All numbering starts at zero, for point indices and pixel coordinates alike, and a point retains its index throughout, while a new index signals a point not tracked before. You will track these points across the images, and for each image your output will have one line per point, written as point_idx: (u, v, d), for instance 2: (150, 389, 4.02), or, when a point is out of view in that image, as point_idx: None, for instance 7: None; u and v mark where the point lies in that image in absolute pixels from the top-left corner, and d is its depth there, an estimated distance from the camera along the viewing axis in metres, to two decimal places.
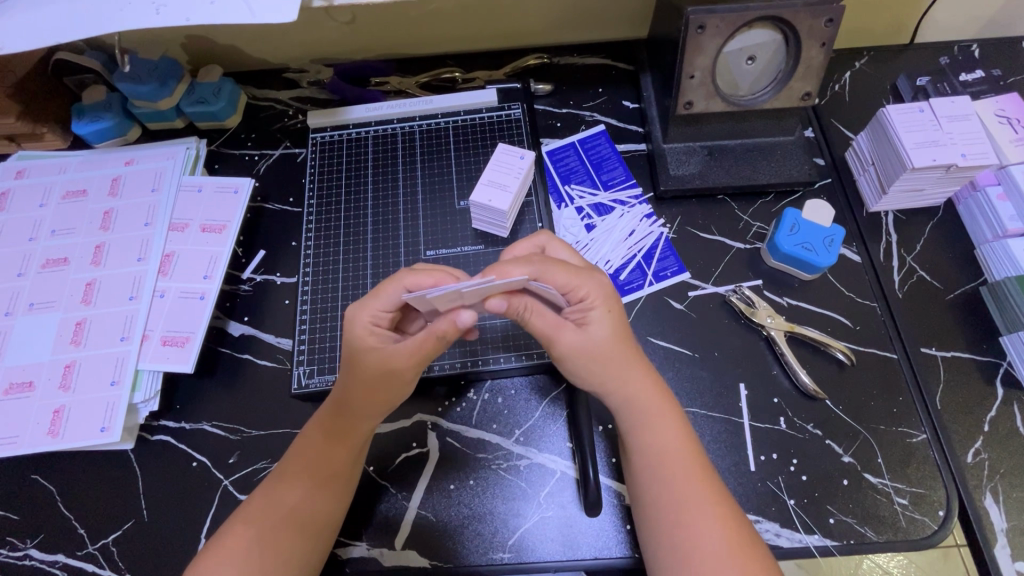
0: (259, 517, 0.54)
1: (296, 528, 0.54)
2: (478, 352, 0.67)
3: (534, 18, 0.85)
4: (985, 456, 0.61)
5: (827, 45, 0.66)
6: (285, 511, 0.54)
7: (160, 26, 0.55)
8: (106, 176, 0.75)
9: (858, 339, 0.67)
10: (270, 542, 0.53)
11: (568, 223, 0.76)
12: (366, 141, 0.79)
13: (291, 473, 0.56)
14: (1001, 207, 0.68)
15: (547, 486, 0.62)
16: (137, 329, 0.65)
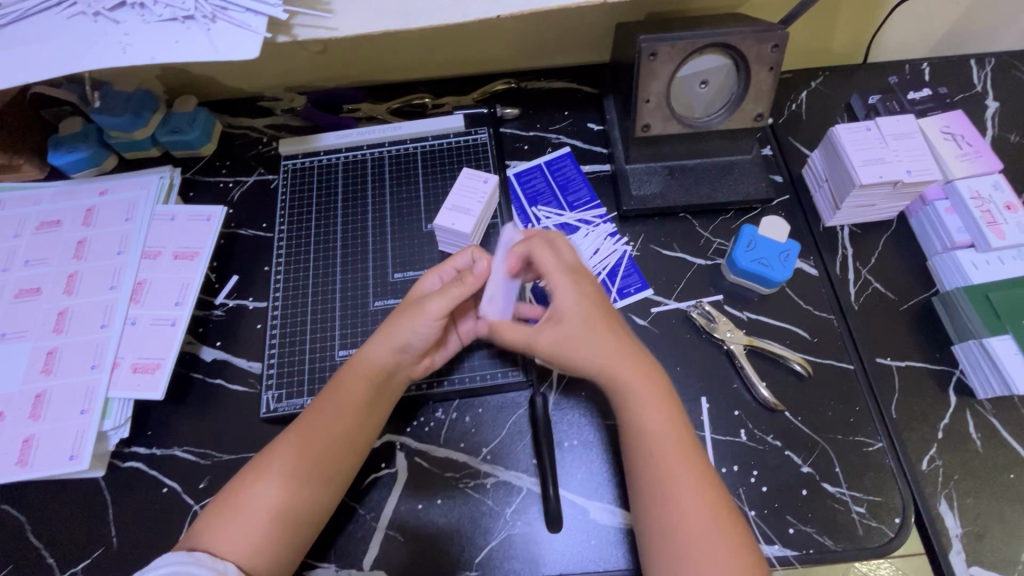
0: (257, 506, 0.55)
1: (300, 520, 0.56)
2: (446, 372, 0.68)
3: (500, 45, 0.88)
4: (939, 463, 0.63)
5: (775, 69, 0.69)
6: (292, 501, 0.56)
7: (126, 65, 0.57)
8: (80, 206, 0.77)
9: (816, 351, 0.69)
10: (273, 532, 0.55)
11: None
12: (337, 167, 0.81)
13: (286, 463, 0.57)
14: (949, 220, 0.71)
15: (514, 503, 0.63)
16: (108, 357, 0.66)
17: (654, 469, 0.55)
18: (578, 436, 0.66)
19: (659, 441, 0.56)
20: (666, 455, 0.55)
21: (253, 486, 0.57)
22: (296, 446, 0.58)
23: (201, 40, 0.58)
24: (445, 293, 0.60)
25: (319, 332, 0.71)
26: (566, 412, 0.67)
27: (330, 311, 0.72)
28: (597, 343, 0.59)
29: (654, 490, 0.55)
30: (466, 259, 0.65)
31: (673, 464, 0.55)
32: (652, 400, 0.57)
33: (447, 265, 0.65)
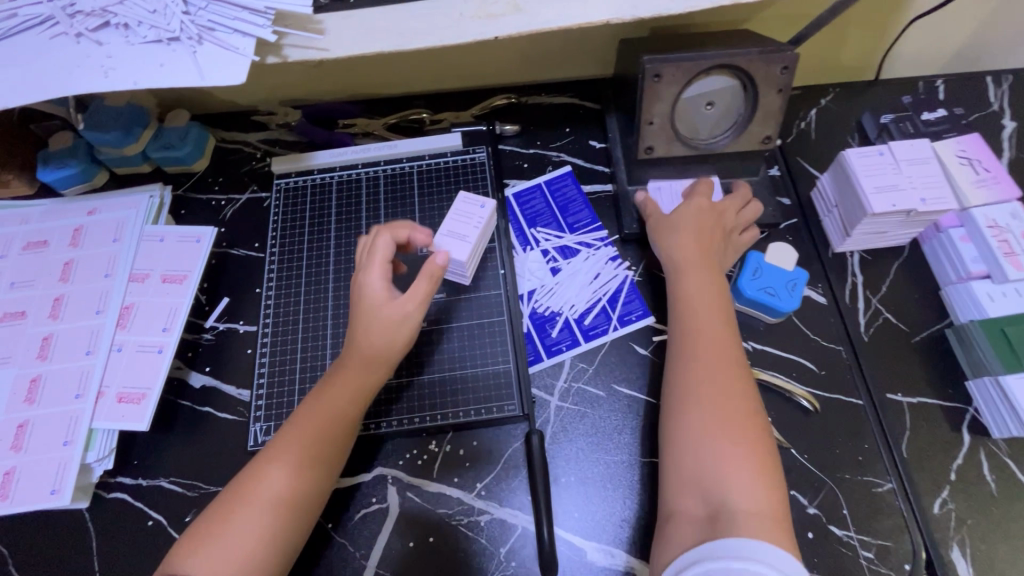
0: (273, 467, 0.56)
1: (299, 510, 0.56)
2: (385, 411, 0.66)
3: (500, 60, 0.86)
4: (952, 506, 0.60)
5: (784, 91, 0.66)
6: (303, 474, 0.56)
7: (107, 90, 0.55)
8: (68, 226, 0.75)
9: (823, 385, 0.67)
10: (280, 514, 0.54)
11: (533, 266, 0.75)
12: (331, 186, 0.79)
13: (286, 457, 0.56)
14: (964, 249, 0.68)
15: (508, 542, 0.61)
16: (93, 385, 0.65)
17: (692, 358, 0.59)
18: (576, 472, 0.64)
19: (704, 328, 0.60)
20: (709, 345, 0.59)
21: (266, 462, 0.56)
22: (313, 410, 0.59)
23: (186, 62, 0.56)
24: (419, 297, 0.60)
25: (310, 360, 0.69)
26: (563, 447, 0.65)
27: (322, 337, 0.70)
28: (678, 234, 0.68)
29: (689, 375, 0.58)
30: (387, 244, 0.63)
31: (706, 355, 0.58)
32: (701, 295, 0.63)
33: (377, 258, 0.62)
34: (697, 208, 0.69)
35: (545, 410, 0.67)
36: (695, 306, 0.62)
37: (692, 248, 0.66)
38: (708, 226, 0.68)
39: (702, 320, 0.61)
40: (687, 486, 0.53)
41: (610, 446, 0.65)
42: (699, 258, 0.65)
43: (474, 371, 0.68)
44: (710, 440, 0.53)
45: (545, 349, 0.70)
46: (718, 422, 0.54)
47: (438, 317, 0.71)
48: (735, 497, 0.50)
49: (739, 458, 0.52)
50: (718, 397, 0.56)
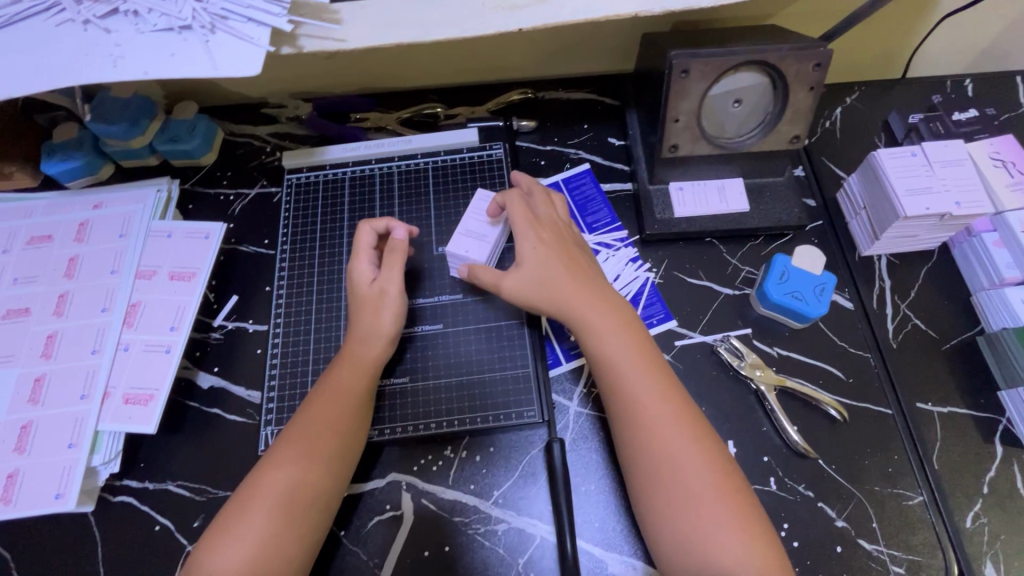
0: (299, 451, 0.56)
1: (324, 497, 0.56)
2: (378, 419, 0.64)
3: (517, 54, 0.83)
4: (985, 520, 0.59)
5: (816, 88, 0.64)
6: (327, 458, 0.56)
7: (116, 80, 0.53)
8: (73, 221, 0.73)
9: (850, 392, 0.65)
10: (303, 500, 0.54)
11: None
12: (343, 182, 0.77)
13: (293, 451, 0.56)
14: (997, 254, 0.66)
15: (526, 553, 0.59)
16: (98, 386, 0.63)
17: (636, 420, 0.56)
18: (596, 481, 0.62)
19: (636, 388, 0.57)
20: (643, 405, 0.56)
21: (293, 443, 0.57)
22: (335, 393, 0.59)
23: (199, 52, 0.54)
24: (398, 259, 0.65)
25: (322, 361, 0.67)
26: (582, 455, 0.63)
27: (334, 338, 0.68)
28: (554, 281, 0.62)
29: (638, 444, 0.55)
30: (368, 235, 0.67)
31: (652, 412, 0.55)
32: (623, 344, 0.59)
33: (363, 250, 0.66)
34: (537, 226, 0.65)
35: (565, 415, 0.65)
36: (617, 359, 0.58)
37: (578, 290, 0.61)
38: (563, 253, 0.63)
39: (628, 374, 0.57)
40: (670, 556, 0.52)
41: None
42: (597, 301, 0.61)
43: (488, 375, 0.66)
44: (678, 510, 0.52)
45: (564, 353, 0.68)
46: (683, 484, 0.53)
47: (454, 319, 0.69)
48: (720, 556, 0.50)
49: (709, 515, 0.51)
50: (670, 461, 0.53)
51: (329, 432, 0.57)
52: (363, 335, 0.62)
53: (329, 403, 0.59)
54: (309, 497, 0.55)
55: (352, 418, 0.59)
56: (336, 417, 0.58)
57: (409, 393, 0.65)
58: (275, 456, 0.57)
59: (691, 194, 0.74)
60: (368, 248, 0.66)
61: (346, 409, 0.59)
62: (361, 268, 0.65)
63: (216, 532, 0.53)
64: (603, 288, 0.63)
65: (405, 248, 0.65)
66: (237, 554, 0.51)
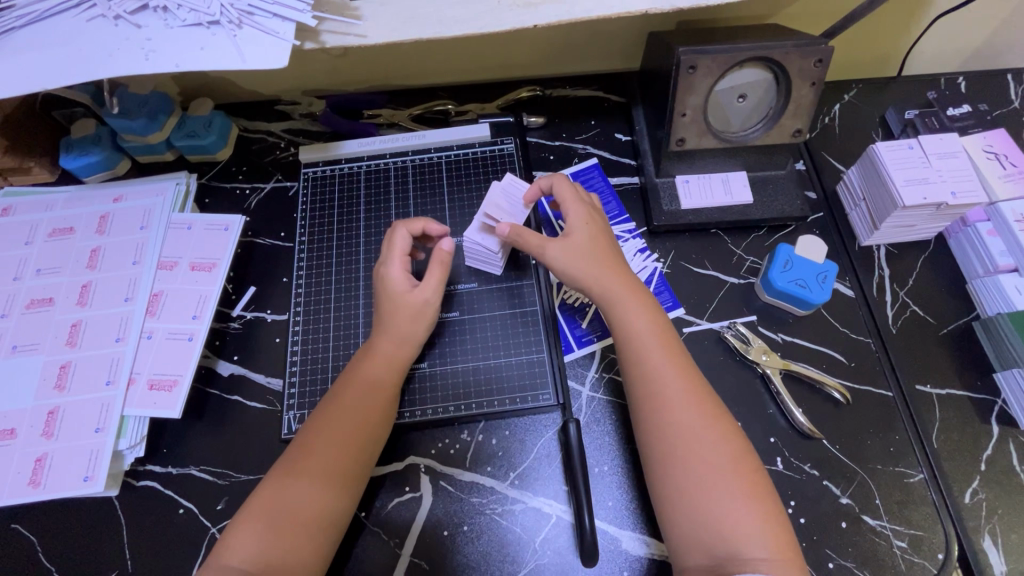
0: (324, 449, 0.57)
1: (339, 509, 0.56)
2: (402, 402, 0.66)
3: (526, 52, 0.86)
4: (983, 497, 0.61)
5: (817, 84, 0.67)
6: (353, 459, 0.57)
7: (149, 73, 0.54)
8: (94, 213, 0.74)
9: (853, 376, 0.67)
10: (324, 501, 0.55)
11: None
12: (358, 176, 0.79)
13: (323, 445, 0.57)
14: (991, 243, 0.69)
15: (543, 531, 0.61)
16: (123, 373, 0.64)
17: (661, 405, 0.57)
18: (609, 462, 0.64)
19: (659, 373, 0.58)
20: (666, 390, 0.57)
21: (317, 443, 0.57)
22: (362, 391, 0.61)
23: (227, 46, 0.56)
24: (436, 282, 0.65)
25: (342, 348, 0.69)
26: (596, 437, 0.65)
27: (352, 326, 0.70)
28: (591, 267, 0.64)
29: (660, 431, 0.56)
30: (404, 239, 0.67)
31: (675, 399, 0.57)
32: (648, 329, 0.61)
33: (398, 253, 0.66)
34: (583, 216, 0.66)
35: (578, 399, 0.67)
36: (644, 346, 0.60)
37: (611, 275, 0.63)
38: (603, 240, 0.66)
39: (654, 360, 0.59)
40: (690, 541, 0.52)
41: None
42: (625, 289, 0.63)
43: (505, 363, 0.68)
44: (701, 495, 0.53)
45: (577, 340, 0.70)
46: (704, 471, 0.53)
47: (473, 306, 0.71)
48: (742, 544, 0.50)
49: (735, 503, 0.52)
50: (693, 446, 0.55)
51: (355, 433, 0.58)
52: (396, 338, 0.64)
53: (360, 399, 0.60)
54: (332, 500, 0.55)
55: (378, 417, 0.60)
56: (364, 418, 0.59)
57: (429, 379, 0.67)
58: (295, 456, 0.57)
59: (697, 187, 0.76)
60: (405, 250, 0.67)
61: (374, 409, 0.60)
62: (392, 269, 0.66)
63: (230, 535, 0.53)
64: (632, 278, 0.65)
65: (450, 262, 0.66)
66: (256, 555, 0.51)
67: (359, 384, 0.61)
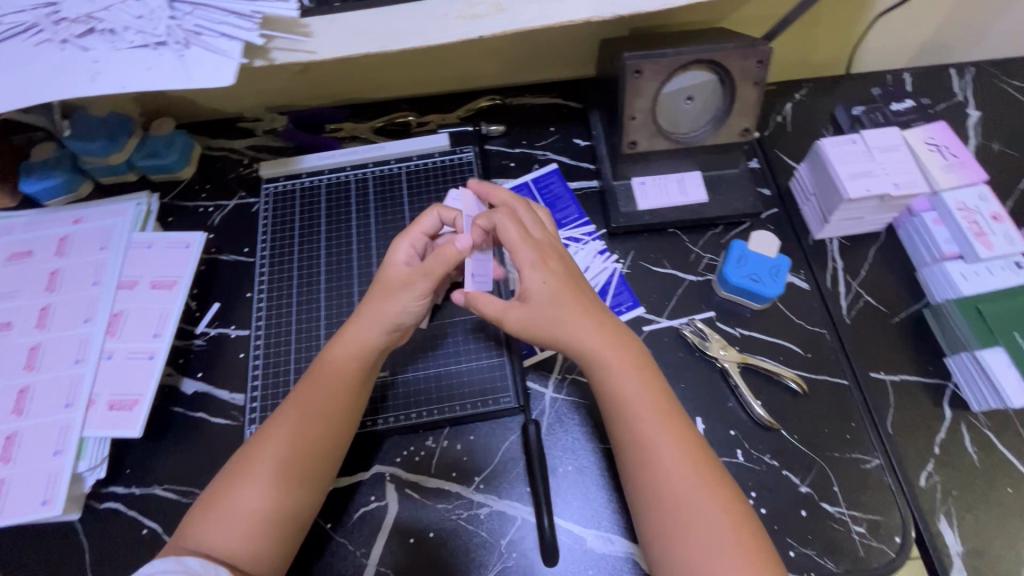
0: (294, 455, 0.56)
1: (304, 508, 0.56)
2: (379, 409, 0.66)
3: (484, 62, 0.87)
4: (938, 479, 0.62)
5: (760, 84, 0.69)
6: (318, 463, 0.57)
7: (96, 95, 0.55)
8: (53, 236, 0.74)
9: (809, 367, 0.69)
10: (293, 501, 0.55)
11: None
12: (320, 190, 0.79)
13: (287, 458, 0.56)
14: (936, 231, 0.71)
15: (508, 534, 0.61)
16: (83, 394, 0.64)
17: (642, 448, 0.54)
18: (573, 462, 0.65)
19: (640, 413, 0.56)
20: (651, 430, 0.55)
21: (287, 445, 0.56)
22: (335, 397, 0.59)
23: (174, 66, 0.56)
24: (432, 272, 0.60)
25: (304, 359, 0.69)
26: (558, 438, 0.66)
27: (314, 337, 0.70)
28: (560, 314, 0.58)
29: (641, 475, 0.54)
30: (432, 221, 0.65)
31: (654, 441, 0.54)
32: (626, 367, 0.57)
33: (415, 232, 0.64)
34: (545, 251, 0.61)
35: (541, 401, 0.68)
36: (639, 407, 0.56)
37: (584, 323, 0.58)
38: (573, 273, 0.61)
39: (636, 400, 0.56)
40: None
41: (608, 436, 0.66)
42: (603, 333, 0.58)
43: (472, 367, 0.69)
44: (678, 536, 0.51)
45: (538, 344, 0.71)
46: (689, 525, 0.51)
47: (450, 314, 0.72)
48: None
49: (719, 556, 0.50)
50: (672, 486, 0.53)
51: (326, 437, 0.57)
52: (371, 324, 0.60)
53: (334, 410, 0.58)
54: (299, 497, 0.56)
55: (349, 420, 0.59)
56: (336, 421, 0.58)
57: (403, 384, 0.68)
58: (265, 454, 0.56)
59: (653, 188, 0.78)
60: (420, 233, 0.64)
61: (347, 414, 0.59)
62: (397, 254, 0.63)
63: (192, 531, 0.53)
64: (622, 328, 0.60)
65: (455, 261, 0.59)
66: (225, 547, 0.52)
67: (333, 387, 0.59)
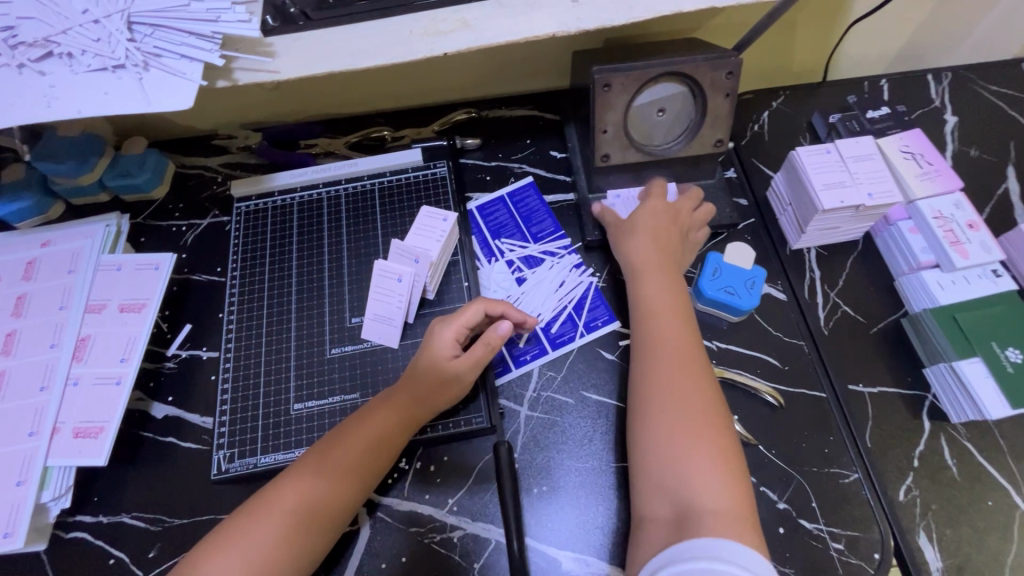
0: (348, 450, 0.58)
1: (346, 506, 0.57)
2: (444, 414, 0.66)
3: (458, 75, 0.87)
4: (917, 493, 0.61)
5: (731, 95, 0.68)
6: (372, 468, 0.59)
7: (52, 120, 0.54)
8: (21, 260, 0.73)
9: (787, 380, 0.68)
10: (335, 496, 0.57)
11: (498, 277, 0.75)
12: (292, 208, 0.79)
13: (314, 471, 0.57)
14: (912, 240, 0.70)
15: (482, 558, 0.60)
16: (47, 422, 0.63)
17: (661, 371, 0.59)
18: (547, 481, 0.64)
19: (669, 339, 0.61)
20: (678, 359, 0.60)
21: (344, 440, 0.59)
22: (399, 409, 0.61)
23: (132, 89, 0.55)
24: (476, 360, 0.62)
25: (274, 382, 0.68)
26: (532, 457, 0.65)
27: (285, 359, 0.69)
28: (637, 244, 0.69)
29: (651, 393, 0.58)
30: (475, 313, 0.64)
31: (677, 373, 0.59)
32: (665, 303, 0.64)
33: (458, 322, 0.64)
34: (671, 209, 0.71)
35: (515, 420, 0.67)
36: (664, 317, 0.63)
37: (651, 253, 0.68)
38: (660, 238, 0.69)
39: (668, 332, 0.62)
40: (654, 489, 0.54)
41: (583, 454, 0.65)
42: (656, 267, 0.67)
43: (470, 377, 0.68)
44: (676, 450, 0.54)
45: (512, 362, 0.70)
46: (679, 425, 0.56)
47: None
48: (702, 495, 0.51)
49: (703, 463, 0.53)
50: (682, 404, 0.57)
51: (381, 447, 0.59)
52: (415, 396, 0.62)
53: (388, 420, 0.60)
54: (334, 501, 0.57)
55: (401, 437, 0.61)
56: (393, 431, 0.60)
57: None
58: (323, 446, 0.59)
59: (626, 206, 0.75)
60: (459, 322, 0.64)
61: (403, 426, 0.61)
62: (443, 331, 0.64)
63: (233, 526, 0.55)
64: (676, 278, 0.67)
65: (497, 348, 0.63)
66: (267, 541, 0.53)
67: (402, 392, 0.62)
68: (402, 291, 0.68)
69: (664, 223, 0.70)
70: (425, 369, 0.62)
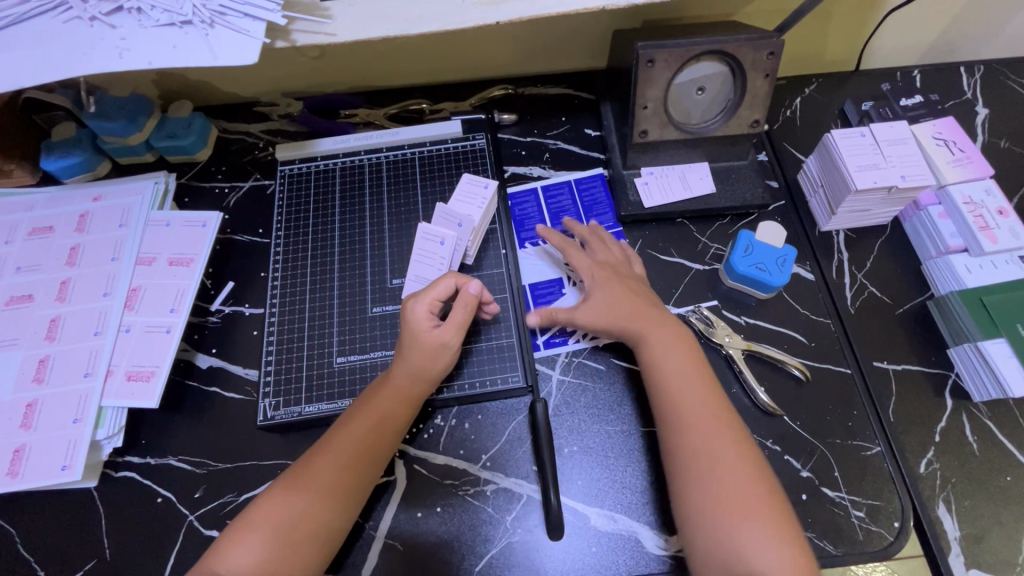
0: (336, 462, 0.58)
1: (337, 520, 0.57)
2: (455, 377, 0.68)
3: (497, 51, 0.88)
4: (937, 467, 0.63)
5: (770, 76, 0.69)
6: (352, 482, 0.58)
7: (123, 70, 0.57)
8: (73, 212, 0.76)
9: (813, 356, 0.69)
10: (323, 512, 0.56)
11: (533, 263, 0.76)
12: (334, 172, 0.81)
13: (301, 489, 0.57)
14: (942, 225, 0.71)
15: (513, 511, 0.63)
16: (101, 365, 0.66)
17: (682, 420, 0.58)
18: (578, 442, 0.66)
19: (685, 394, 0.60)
20: (696, 407, 0.59)
21: (329, 448, 0.59)
22: (374, 419, 0.61)
23: (199, 46, 0.58)
24: (459, 325, 0.64)
25: (317, 337, 0.70)
26: (565, 418, 0.67)
27: (327, 316, 0.72)
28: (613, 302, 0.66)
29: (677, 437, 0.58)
30: (446, 286, 0.65)
31: (706, 429, 0.57)
32: (672, 362, 0.62)
33: (431, 295, 0.65)
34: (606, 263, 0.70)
35: (548, 383, 0.69)
36: (673, 374, 0.62)
37: (626, 312, 0.66)
38: (624, 292, 0.67)
39: (667, 370, 0.62)
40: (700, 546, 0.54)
41: (612, 418, 0.67)
42: (638, 323, 0.65)
43: (493, 338, 0.70)
44: (711, 504, 0.54)
45: (547, 338, 0.72)
46: (721, 480, 0.55)
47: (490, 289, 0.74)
48: (747, 544, 0.52)
49: (749, 518, 0.53)
50: (703, 456, 0.56)
51: (359, 456, 0.59)
52: (411, 375, 0.63)
53: (364, 429, 0.60)
54: (319, 518, 0.56)
55: (386, 442, 0.61)
56: (371, 439, 0.60)
57: (480, 351, 0.70)
58: (309, 458, 0.59)
59: (656, 187, 0.78)
60: (427, 296, 0.65)
61: (383, 437, 0.61)
62: (416, 308, 0.64)
63: (238, 530, 0.55)
64: (669, 321, 0.66)
65: (475, 308, 0.65)
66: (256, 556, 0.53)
67: (380, 401, 0.62)
68: (443, 254, 0.70)
69: (622, 287, 0.67)
70: (408, 343, 0.63)
